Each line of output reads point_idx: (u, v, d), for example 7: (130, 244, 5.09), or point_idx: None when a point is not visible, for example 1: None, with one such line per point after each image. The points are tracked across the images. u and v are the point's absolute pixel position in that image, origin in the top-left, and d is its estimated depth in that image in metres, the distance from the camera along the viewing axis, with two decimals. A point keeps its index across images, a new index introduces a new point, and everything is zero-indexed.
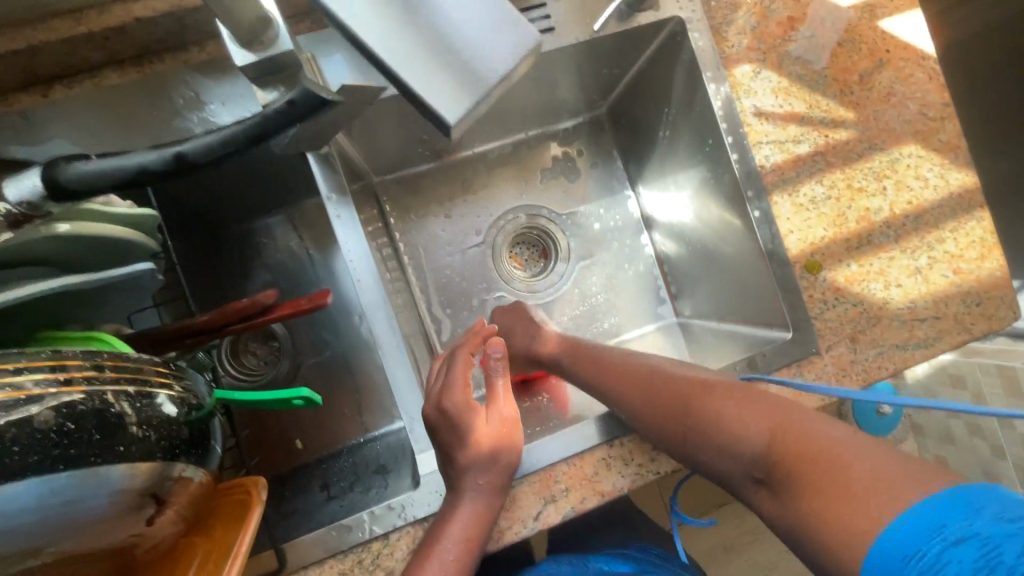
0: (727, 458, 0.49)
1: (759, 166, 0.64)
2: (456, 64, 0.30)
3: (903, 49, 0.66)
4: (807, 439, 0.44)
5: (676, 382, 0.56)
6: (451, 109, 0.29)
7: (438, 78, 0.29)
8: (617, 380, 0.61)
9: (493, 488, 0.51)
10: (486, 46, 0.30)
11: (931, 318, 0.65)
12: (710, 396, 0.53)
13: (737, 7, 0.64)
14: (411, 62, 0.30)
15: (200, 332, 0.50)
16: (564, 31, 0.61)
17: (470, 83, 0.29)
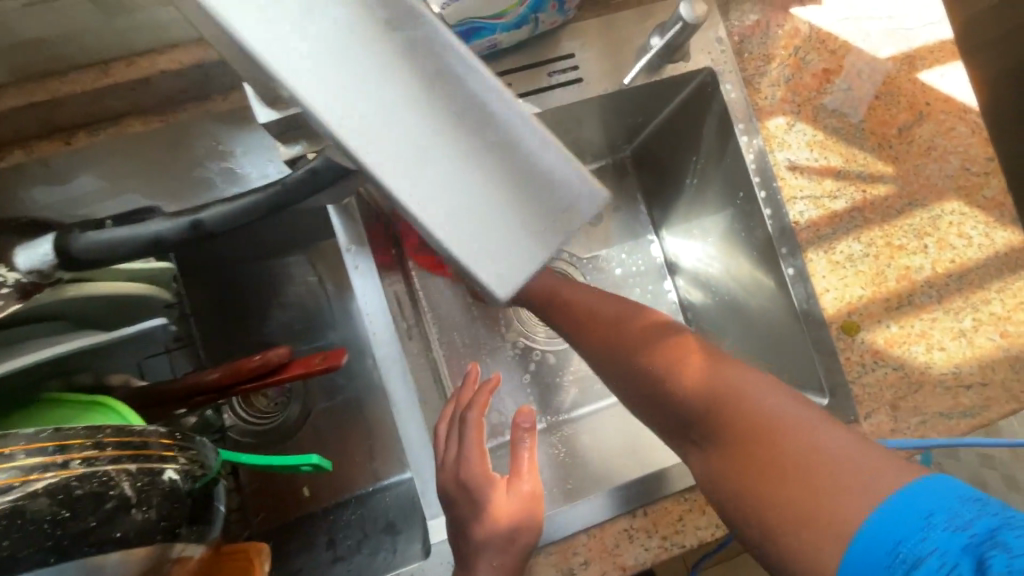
0: (664, 411, 0.47)
1: (793, 223, 0.61)
2: (516, 234, 0.26)
3: (944, 101, 0.64)
4: (761, 417, 0.41)
5: (610, 334, 0.52)
6: (504, 278, 0.26)
7: (489, 243, 0.26)
8: (584, 304, 0.54)
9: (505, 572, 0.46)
10: (547, 211, 0.27)
11: (977, 385, 0.61)
12: (661, 343, 0.49)
13: (770, 58, 0.62)
14: (463, 225, 0.25)
15: (210, 391, 0.48)
16: (592, 82, 0.60)
17: (531, 254, 0.27)
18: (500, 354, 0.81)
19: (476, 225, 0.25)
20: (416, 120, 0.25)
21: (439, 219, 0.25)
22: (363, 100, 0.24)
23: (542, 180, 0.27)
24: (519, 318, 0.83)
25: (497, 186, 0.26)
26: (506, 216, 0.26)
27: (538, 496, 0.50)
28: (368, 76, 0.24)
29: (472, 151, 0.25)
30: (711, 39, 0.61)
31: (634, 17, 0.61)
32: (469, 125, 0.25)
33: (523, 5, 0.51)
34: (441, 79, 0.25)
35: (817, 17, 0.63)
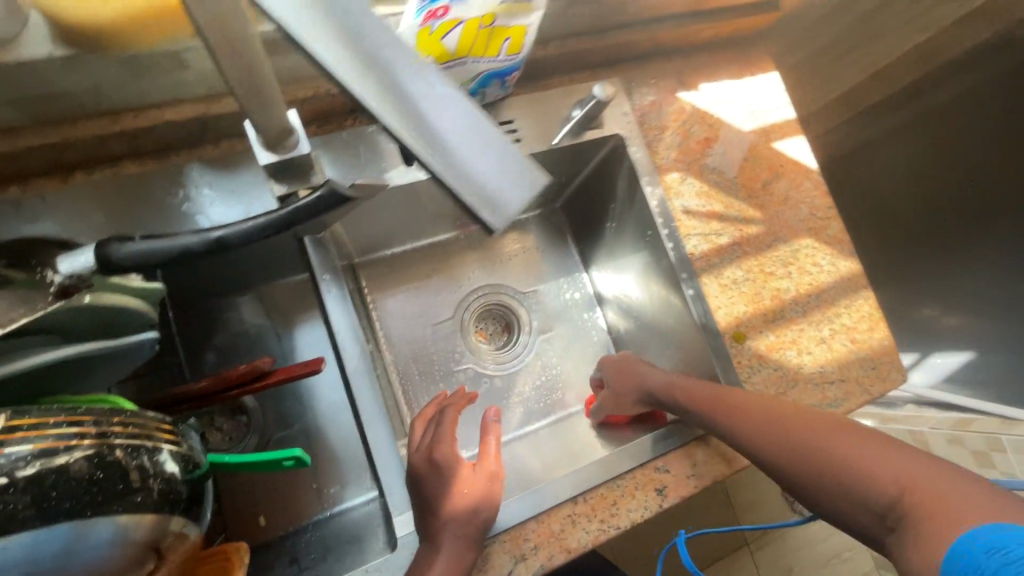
0: (854, 502, 0.53)
1: (690, 254, 0.77)
2: (491, 180, 0.31)
3: (793, 164, 0.84)
4: (923, 482, 0.50)
5: (797, 430, 0.60)
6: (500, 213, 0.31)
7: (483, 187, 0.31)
8: (787, 416, 0.62)
9: (467, 542, 0.54)
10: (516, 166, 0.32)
11: (837, 380, 0.77)
12: (829, 431, 0.58)
13: (664, 129, 0.80)
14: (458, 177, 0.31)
15: (195, 398, 0.53)
16: (529, 143, 0.74)
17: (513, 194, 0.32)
18: (451, 380, 0.90)
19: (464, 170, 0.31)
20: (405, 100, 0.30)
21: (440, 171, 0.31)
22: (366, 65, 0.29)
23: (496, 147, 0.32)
24: (467, 347, 0.93)
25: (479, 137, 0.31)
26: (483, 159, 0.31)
27: (496, 476, 0.59)
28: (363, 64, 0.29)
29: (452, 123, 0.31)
30: (619, 113, 0.78)
31: (560, 93, 0.76)
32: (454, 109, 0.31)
33: (473, 81, 0.65)
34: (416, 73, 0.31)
35: (697, 100, 0.82)
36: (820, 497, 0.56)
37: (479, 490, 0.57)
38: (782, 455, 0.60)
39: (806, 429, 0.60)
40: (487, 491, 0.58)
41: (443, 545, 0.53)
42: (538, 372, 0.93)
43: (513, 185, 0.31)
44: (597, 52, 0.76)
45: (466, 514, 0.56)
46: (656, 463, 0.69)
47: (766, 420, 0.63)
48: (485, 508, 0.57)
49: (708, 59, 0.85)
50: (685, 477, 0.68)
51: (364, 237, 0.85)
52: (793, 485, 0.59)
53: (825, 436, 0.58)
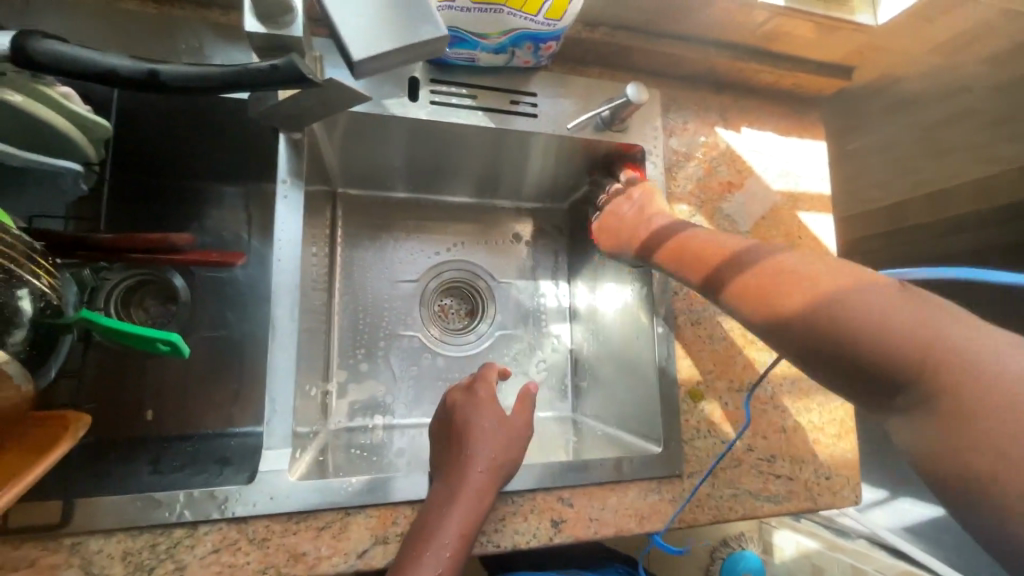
0: (865, 360, 0.38)
1: (673, 291, 0.72)
2: (379, 30, 0.41)
3: (812, 240, 0.78)
4: (964, 347, 0.34)
5: (796, 279, 0.44)
6: (362, 50, 0.41)
7: (372, 34, 0.41)
8: (790, 269, 0.46)
9: (482, 493, 0.54)
10: (411, 23, 0.41)
11: (785, 476, 0.70)
12: (812, 281, 0.43)
13: (690, 158, 0.75)
14: (364, 19, 0.42)
15: (96, 248, 0.49)
16: (545, 122, 0.69)
17: (390, 42, 0.41)
18: (393, 343, 0.85)
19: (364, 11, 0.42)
20: None
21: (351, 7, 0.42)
22: None
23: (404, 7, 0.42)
24: (422, 316, 0.87)
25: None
26: (391, 9, 0.42)
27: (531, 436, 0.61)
28: None
29: None
30: (649, 126, 0.73)
31: (596, 85, 0.72)
32: None
33: (504, 36, 0.61)
34: None
35: (734, 141, 0.77)
36: (819, 368, 0.41)
37: (512, 455, 0.58)
38: (766, 317, 0.45)
39: (808, 275, 0.44)
40: (512, 457, 0.58)
41: (458, 498, 0.53)
42: (485, 364, 0.87)
43: (400, 34, 0.41)
44: (645, 56, 0.72)
45: (484, 472, 0.55)
46: (562, 493, 0.62)
47: (766, 273, 0.47)
48: (506, 472, 0.58)
49: (758, 106, 0.80)
50: (588, 519, 0.62)
51: (355, 166, 0.81)
52: (788, 346, 0.44)
53: (836, 281, 0.42)
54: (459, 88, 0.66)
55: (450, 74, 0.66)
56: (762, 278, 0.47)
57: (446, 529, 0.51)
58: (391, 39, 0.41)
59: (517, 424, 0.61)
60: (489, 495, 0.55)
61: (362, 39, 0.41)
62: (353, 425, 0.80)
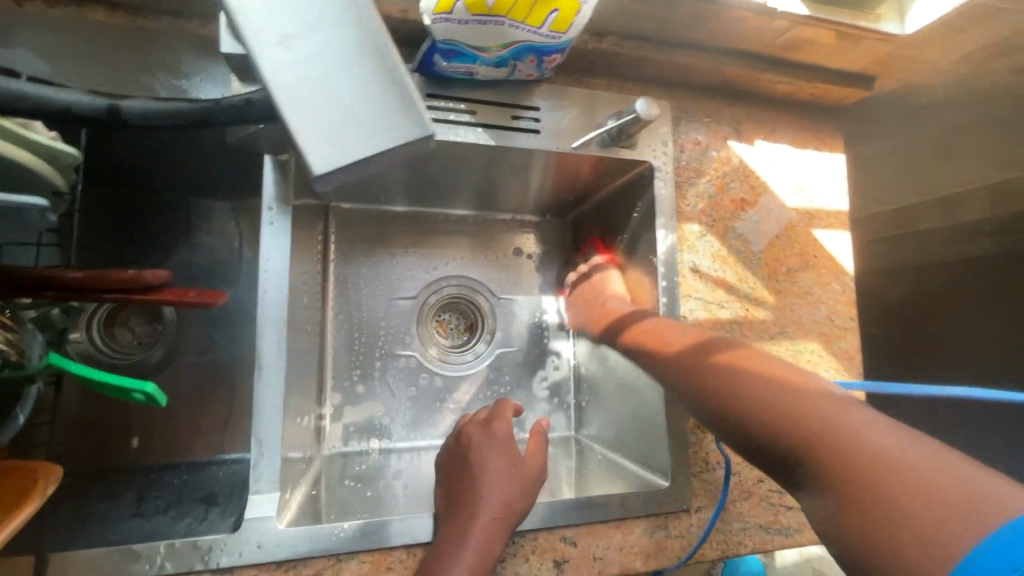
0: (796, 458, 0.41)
1: (682, 316, 0.68)
2: (346, 136, 0.33)
3: (828, 259, 0.75)
4: (886, 450, 0.37)
5: (744, 376, 0.48)
6: (323, 163, 0.33)
7: (334, 142, 0.33)
8: (746, 362, 0.50)
9: (494, 532, 0.52)
10: (386, 122, 0.34)
11: (796, 508, 0.68)
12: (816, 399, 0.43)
13: (701, 173, 0.71)
14: (321, 122, 0.33)
15: (64, 289, 0.45)
16: (548, 137, 0.65)
17: (362, 148, 0.33)
18: (389, 363, 0.81)
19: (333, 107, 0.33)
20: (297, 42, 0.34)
21: (302, 110, 0.33)
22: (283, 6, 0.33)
23: (375, 98, 0.34)
24: (419, 334, 0.84)
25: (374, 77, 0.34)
26: (357, 110, 0.34)
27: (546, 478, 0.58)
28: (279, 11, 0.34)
29: (333, 76, 0.34)
30: (657, 140, 0.69)
31: (602, 98, 0.67)
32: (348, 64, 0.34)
33: (505, 49, 0.56)
34: (328, 32, 0.34)
35: (747, 156, 0.73)
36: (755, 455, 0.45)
37: (523, 500, 0.55)
38: (716, 407, 0.49)
39: (793, 392, 0.44)
40: (524, 504, 0.55)
41: (468, 537, 0.50)
42: (484, 384, 0.84)
43: (372, 138, 0.33)
44: (655, 66, 0.67)
45: (495, 514, 0.52)
46: (564, 531, 0.60)
47: (753, 372, 0.48)
48: (516, 517, 0.54)
49: (773, 117, 0.76)
50: (592, 558, 0.59)
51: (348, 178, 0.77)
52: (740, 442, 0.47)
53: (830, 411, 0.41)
54: (457, 102, 0.62)
55: (447, 88, 0.62)
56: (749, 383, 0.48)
57: (453, 574, 0.48)
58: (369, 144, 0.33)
59: (529, 467, 0.57)
60: (497, 542, 0.52)
61: (323, 151, 0.33)
62: (348, 450, 0.77)
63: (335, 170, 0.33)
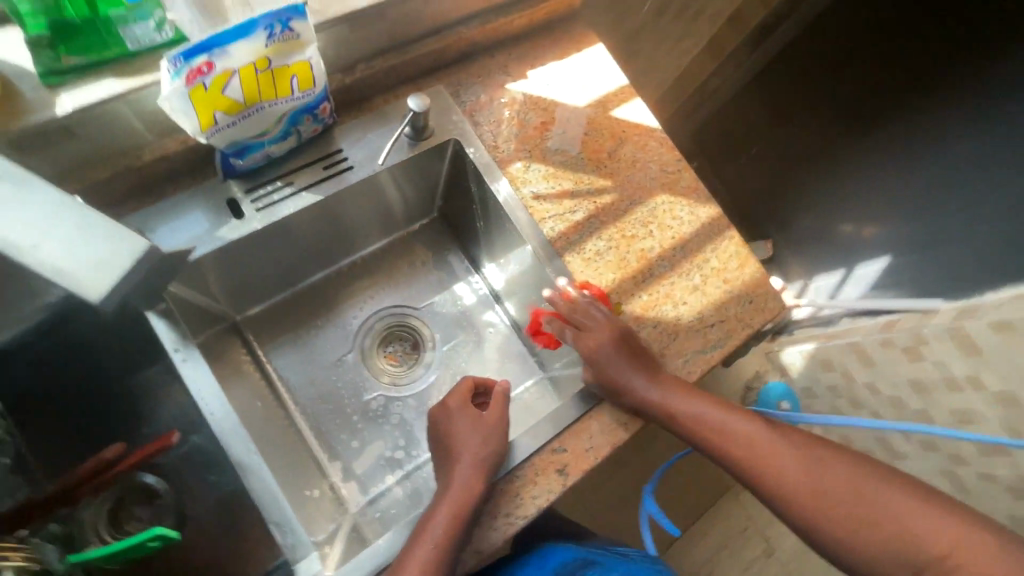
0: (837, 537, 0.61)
1: (548, 237, 0.79)
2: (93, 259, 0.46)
3: (634, 127, 0.87)
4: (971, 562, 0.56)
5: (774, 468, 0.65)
6: (89, 292, 0.45)
7: (82, 273, 0.45)
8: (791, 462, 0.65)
9: (477, 473, 0.63)
10: (119, 246, 0.47)
11: (717, 322, 0.80)
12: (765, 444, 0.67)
13: (500, 122, 0.82)
14: (72, 262, 0.45)
15: (48, 501, 0.52)
16: (363, 166, 0.74)
17: (111, 272, 0.46)
18: (365, 411, 0.89)
19: (65, 234, 0.46)
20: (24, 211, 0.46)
21: (49, 261, 0.45)
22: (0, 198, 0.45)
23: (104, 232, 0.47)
24: (374, 375, 0.93)
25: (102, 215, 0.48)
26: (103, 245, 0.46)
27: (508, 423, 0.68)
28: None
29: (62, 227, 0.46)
30: (449, 117, 0.80)
31: (387, 112, 0.77)
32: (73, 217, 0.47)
33: (281, 122, 0.65)
34: (49, 205, 0.47)
35: (527, 88, 0.84)
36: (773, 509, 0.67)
37: (493, 443, 0.66)
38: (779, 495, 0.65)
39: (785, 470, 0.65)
40: (495, 445, 0.66)
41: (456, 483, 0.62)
42: (450, 380, 0.93)
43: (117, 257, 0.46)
44: (408, 65, 0.78)
45: (472, 463, 0.63)
46: (553, 445, 0.70)
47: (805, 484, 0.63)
48: (496, 456, 0.65)
49: (530, 47, 0.87)
50: (584, 452, 0.70)
51: (238, 289, 0.84)
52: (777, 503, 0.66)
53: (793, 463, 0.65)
54: (274, 183, 0.71)
55: (259, 177, 0.70)
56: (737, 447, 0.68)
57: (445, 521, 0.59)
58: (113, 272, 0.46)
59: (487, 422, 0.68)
60: (481, 479, 0.63)
61: (78, 281, 0.45)
62: (371, 496, 0.84)
63: (98, 295, 0.45)
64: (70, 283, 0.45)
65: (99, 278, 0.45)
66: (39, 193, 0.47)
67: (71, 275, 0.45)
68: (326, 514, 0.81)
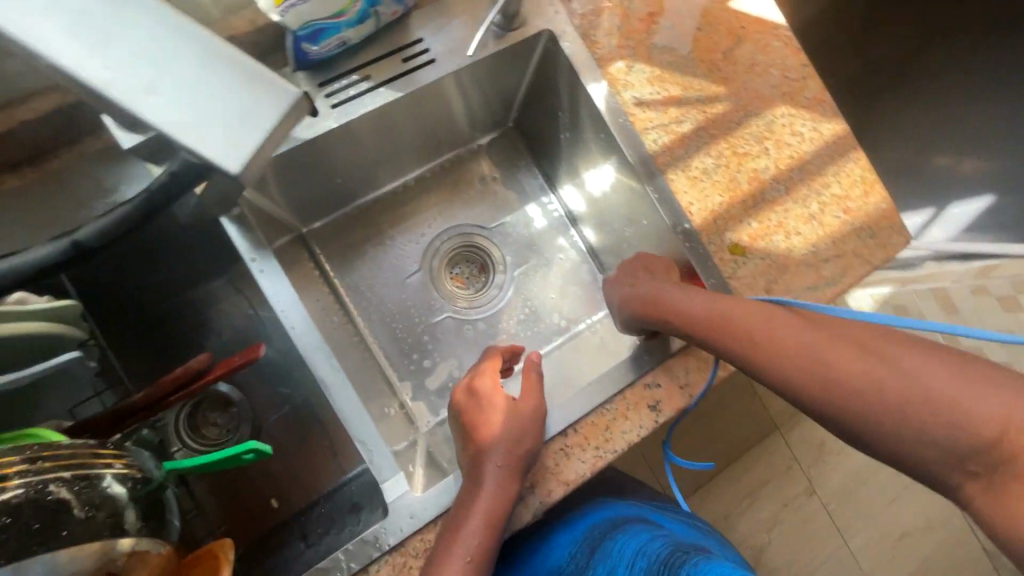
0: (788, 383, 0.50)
1: (650, 151, 0.69)
2: (234, 112, 0.34)
3: (756, 23, 0.73)
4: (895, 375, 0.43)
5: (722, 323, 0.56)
6: (225, 160, 0.33)
7: (213, 138, 0.33)
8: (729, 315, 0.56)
9: None
10: (261, 92, 0.34)
11: (833, 257, 0.71)
12: (804, 332, 0.50)
13: (600, 12, 0.70)
14: (194, 116, 0.33)
15: (138, 409, 0.51)
16: (445, 61, 0.65)
17: (255, 129, 0.34)
18: (434, 332, 0.86)
19: (182, 75, 0.33)
20: (127, 37, 0.33)
21: (159, 117, 0.33)
22: (82, 23, 0.32)
23: (240, 72, 0.34)
24: (443, 295, 0.88)
25: (203, 35, 0.34)
26: (249, 88, 0.34)
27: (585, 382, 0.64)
28: (68, 27, 0.32)
29: (184, 64, 0.34)
30: (542, 5, 0.69)
31: None
32: (181, 51, 0.34)
33: (360, 0, 0.56)
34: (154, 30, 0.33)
35: None
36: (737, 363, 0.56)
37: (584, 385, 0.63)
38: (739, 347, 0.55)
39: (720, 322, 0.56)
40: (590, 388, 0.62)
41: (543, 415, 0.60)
42: (520, 306, 0.89)
43: (262, 108, 0.34)
44: None
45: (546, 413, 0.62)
46: (645, 379, 0.65)
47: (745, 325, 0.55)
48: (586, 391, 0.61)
49: None
50: (678, 388, 0.65)
51: (304, 200, 0.79)
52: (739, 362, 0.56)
53: (817, 354, 0.48)
54: (349, 77, 0.62)
55: (333, 68, 0.62)
56: (755, 343, 0.53)
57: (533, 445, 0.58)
58: (258, 124, 0.34)
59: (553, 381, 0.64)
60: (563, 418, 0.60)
61: (211, 146, 0.33)
62: (441, 418, 0.82)
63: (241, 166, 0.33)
64: (198, 149, 0.33)
65: (235, 143, 0.33)
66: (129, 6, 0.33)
67: (197, 131, 0.33)
68: (398, 432, 0.80)
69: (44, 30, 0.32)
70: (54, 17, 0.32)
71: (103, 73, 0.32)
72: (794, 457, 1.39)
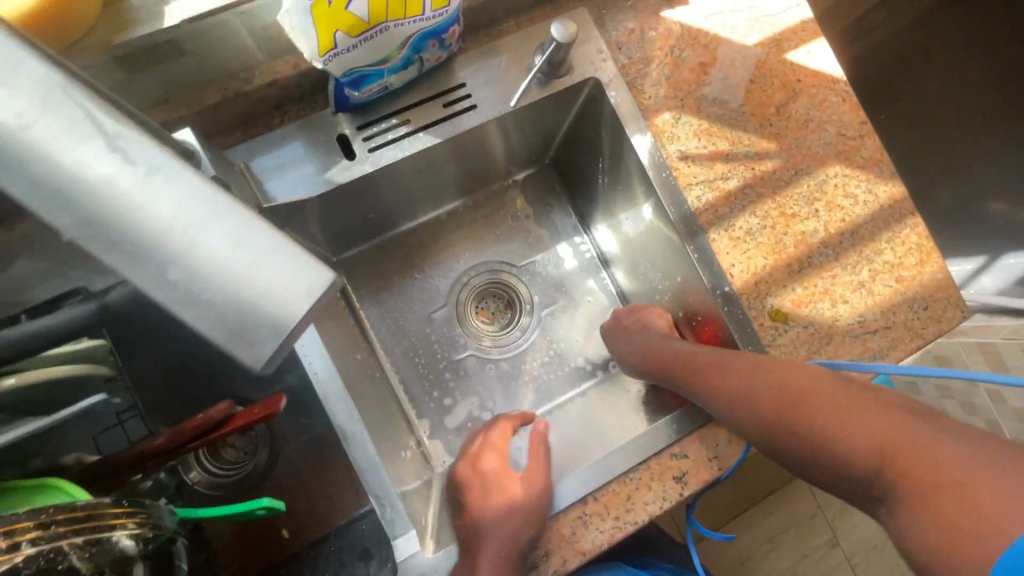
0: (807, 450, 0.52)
1: (692, 208, 0.67)
2: (262, 293, 0.29)
3: (813, 76, 0.70)
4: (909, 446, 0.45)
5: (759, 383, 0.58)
6: (252, 359, 0.29)
7: (243, 334, 0.29)
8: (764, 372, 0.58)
9: None
10: (293, 279, 0.29)
11: (881, 329, 0.66)
12: (855, 414, 0.50)
13: (649, 60, 0.68)
14: (221, 310, 0.29)
15: (160, 454, 0.50)
16: (485, 106, 0.63)
17: (284, 320, 0.29)
18: (457, 369, 0.85)
19: (214, 253, 0.29)
20: (167, 210, 0.30)
21: (187, 309, 0.29)
22: (123, 193, 0.29)
23: (272, 255, 0.30)
24: (468, 332, 0.87)
25: (239, 211, 0.30)
26: (285, 274, 0.29)
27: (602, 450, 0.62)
28: (106, 199, 0.29)
29: (219, 243, 0.29)
30: (590, 51, 0.67)
31: (517, 39, 0.65)
32: (215, 231, 0.30)
33: (404, 47, 0.55)
34: (193, 204, 0.30)
35: (685, 17, 0.69)
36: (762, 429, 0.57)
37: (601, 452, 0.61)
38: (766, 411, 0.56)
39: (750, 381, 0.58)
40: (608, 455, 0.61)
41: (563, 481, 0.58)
42: (545, 348, 0.87)
43: (293, 292, 0.29)
44: None
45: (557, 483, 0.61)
46: (673, 449, 0.62)
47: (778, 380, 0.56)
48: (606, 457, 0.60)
49: None
50: (707, 460, 0.62)
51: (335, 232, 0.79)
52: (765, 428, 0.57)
53: (843, 428, 0.50)
54: (388, 120, 0.61)
55: (374, 111, 0.61)
56: (801, 436, 0.52)
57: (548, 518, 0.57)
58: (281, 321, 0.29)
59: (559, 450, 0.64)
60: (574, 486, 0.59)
61: (239, 347, 0.29)
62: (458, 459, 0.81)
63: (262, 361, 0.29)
64: (224, 344, 0.29)
65: (265, 338, 0.29)
66: (166, 182, 0.30)
67: (209, 329, 0.29)
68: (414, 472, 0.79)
69: (90, 205, 0.29)
70: (97, 189, 0.29)
71: (135, 258, 0.29)
72: (817, 503, 1.32)
